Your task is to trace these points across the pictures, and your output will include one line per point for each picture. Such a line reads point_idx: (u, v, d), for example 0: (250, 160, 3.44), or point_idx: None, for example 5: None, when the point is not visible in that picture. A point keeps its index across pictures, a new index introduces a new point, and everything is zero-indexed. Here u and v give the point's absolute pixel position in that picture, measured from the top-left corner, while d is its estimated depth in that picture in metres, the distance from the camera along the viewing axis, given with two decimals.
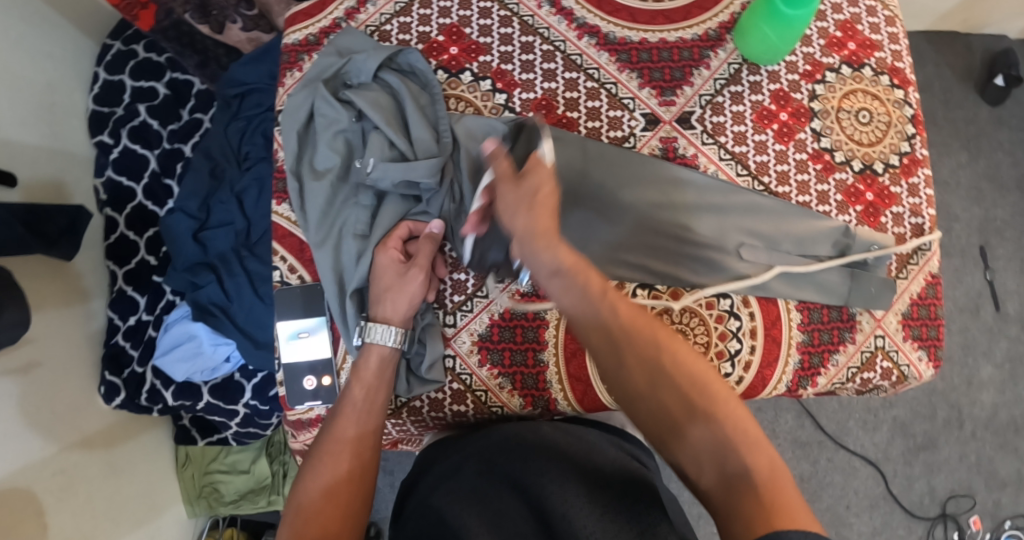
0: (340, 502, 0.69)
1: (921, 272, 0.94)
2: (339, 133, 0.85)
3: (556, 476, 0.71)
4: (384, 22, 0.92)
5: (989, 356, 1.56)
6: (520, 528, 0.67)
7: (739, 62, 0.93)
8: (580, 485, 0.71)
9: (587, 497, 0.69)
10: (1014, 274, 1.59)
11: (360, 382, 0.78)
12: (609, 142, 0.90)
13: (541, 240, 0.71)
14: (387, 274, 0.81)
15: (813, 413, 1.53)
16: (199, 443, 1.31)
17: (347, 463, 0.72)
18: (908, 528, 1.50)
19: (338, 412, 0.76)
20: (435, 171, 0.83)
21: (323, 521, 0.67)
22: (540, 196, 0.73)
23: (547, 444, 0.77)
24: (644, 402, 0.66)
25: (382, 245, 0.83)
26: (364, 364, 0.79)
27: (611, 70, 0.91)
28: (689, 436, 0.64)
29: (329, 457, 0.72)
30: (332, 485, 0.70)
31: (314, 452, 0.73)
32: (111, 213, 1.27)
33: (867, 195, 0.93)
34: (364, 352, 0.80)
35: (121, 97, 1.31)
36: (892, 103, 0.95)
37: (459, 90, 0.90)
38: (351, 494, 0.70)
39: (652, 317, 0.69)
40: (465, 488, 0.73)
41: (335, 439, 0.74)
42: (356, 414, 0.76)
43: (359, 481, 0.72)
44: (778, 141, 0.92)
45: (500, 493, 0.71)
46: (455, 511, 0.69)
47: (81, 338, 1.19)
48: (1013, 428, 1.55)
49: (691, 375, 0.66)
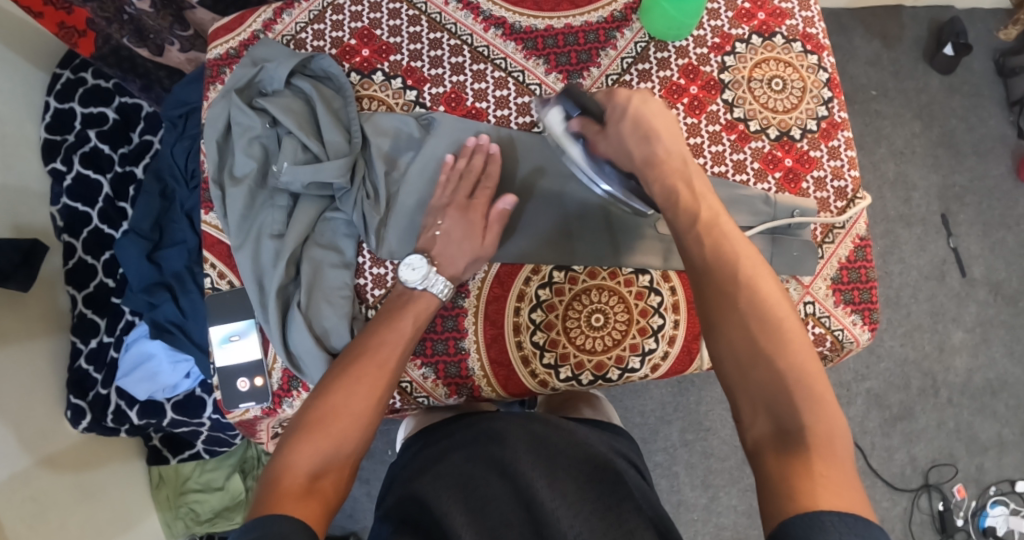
0: (356, 427, 0.72)
1: (848, 236, 0.96)
2: (255, 139, 0.87)
3: (544, 467, 0.74)
4: (299, 31, 0.94)
5: (959, 321, 1.58)
6: (505, 516, 0.70)
7: (646, 40, 0.93)
8: (564, 477, 0.74)
9: (573, 490, 0.72)
10: (977, 239, 1.63)
11: (413, 314, 0.80)
12: (518, 128, 0.90)
13: (652, 171, 0.80)
14: (465, 229, 0.83)
15: None
16: (172, 461, 1.35)
17: (378, 394, 0.74)
18: (892, 500, 1.50)
19: (388, 337, 0.78)
20: (344, 170, 0.84)
21: (337, 440, 0.70)
22: (654, 123, 0.81)
23: (536, 432, 0.79)
24: (728, 327, 0.69)
25: (468, 207, 0.84)
26: (408, 306, 0.80)
27: (518, 59, 0.91)
28: (754, 374, 0.67)
29: (364, 380, 0.74)
30: (357, 408, 0.72)
31: (351, 368, 0.75)
32: (68, 239, 1.30)
33: (786, 161, 0.94)
34: (415, 298, 0.81)
35: (72, 125, 1.35)
36: (805, 69, 0.97)
37: (371, 90, 0.91)
38: (368, 423, 0.73)
39: (756, 263, 0.72)
40: (454, 474, 0.74)
41: (376, 362, 0.76)
42: (394, 340, 0.78)
43: (375, 410, 0.74)
44: (690, 115, 0.93)
45: (487, 482, 0.73)
46: (439, 499, 0.71)
47: (44, 364, 1.21)
48: (989, 392, 1.57)
49: (766, 324, 0.68)
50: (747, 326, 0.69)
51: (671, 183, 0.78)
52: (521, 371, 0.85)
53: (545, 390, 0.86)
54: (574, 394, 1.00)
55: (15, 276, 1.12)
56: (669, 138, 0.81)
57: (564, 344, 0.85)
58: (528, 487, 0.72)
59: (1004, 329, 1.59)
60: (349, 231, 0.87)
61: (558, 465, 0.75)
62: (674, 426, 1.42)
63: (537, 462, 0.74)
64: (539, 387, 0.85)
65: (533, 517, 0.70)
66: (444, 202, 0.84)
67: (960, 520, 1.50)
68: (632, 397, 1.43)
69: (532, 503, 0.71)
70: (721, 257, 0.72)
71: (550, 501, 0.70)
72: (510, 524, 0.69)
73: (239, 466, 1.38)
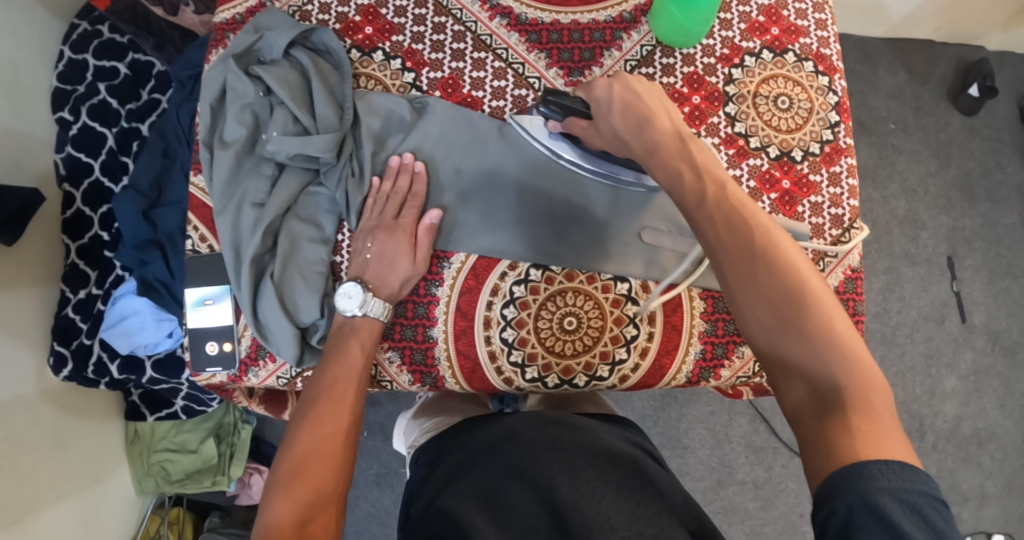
0: (331, 466, 0.71)
1: (839, 266, 0.93)
2: (247, 107, 0.87)
3: (562, 463, 0.73)
4: (305, 2, 0.92)
5: (953, 367, 1.55)
6: (529, 517, 0.69)
7: (652, 44, 0.92)
8: (587, 474, 0.72)
9: (595, 479, 0.71)
10: (981, 285, 1.60)
11: (359, 342, 0.80)
12: (511, 121, 0.89)
13: (655, 159, 0.73)
14: (400, 246, 0.82)
15: None
16: (149, 418, 1.34)
17: (343, 431, 0.74)
18: None
19: (338, 372, 0.78)
20: (331, 145, 0.83)
21: (315, 488, 0.69)
22: (646, 104, 0.75)
23: (553, 435, 0.78)
24: (749, 290, 0.64)
25: (393, 229, 0.83)
26: (352, 335, 0.80)
27: (520, 51, 0.90)
28: (784, 342, 0.62)
29: (325, 421, 0.74)
30: (327, 449, 0.72)
31: (308, 413, 0.75)
32: (68, 189, 1.29)
33: (783, 183, 0.92)
34: (354, 327, 0.81)
35: (83, 76, 1.31)
36: (814, 90, 0.94)
37: (370, 68, 0.90)
38: (340, 462, 0.72)
39: (762, 219, 0.67)
40: (473, 485, 0.73)
41: (332, 403, 0.76)
42: (349, 373, 0.78)
43: (345, 448, 0.74)
44: (689, 125, 0.91)
45: (508, 487, 0.72)
46: (465, 510, 0.69)
47: (33, 308, 1.20)
48: (976, 442, 1.54)
49: (789, 291, 0.63)
50: (765, 288, 0.63)
51: (674, 165, 0.71)
52: (487, 367, 0.84)
53: (509, 388, 0.85)
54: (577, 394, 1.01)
55: (7, 227, 1.11)
56: (662, 117, 0.75)
57: (534, 344, 0.84)
58: (550, 486, 0.70)
59: (998, 379, 1.56)
60: (331, 208, 0.87)
61: (577, 458, 0.74)
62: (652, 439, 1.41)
63: (555, 458, 0.74)
64: (503, 384, 0.85)
65: (556, 515, 0.68)
66: (372, 224, 0.84)
67: None
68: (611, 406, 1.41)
69: (555, 503, 0.69)
70: (739, 226, 0.66)
71: (571, 495, 0.69)
72: (534, 527, 0.68)
73: (214, 431, 1.38)
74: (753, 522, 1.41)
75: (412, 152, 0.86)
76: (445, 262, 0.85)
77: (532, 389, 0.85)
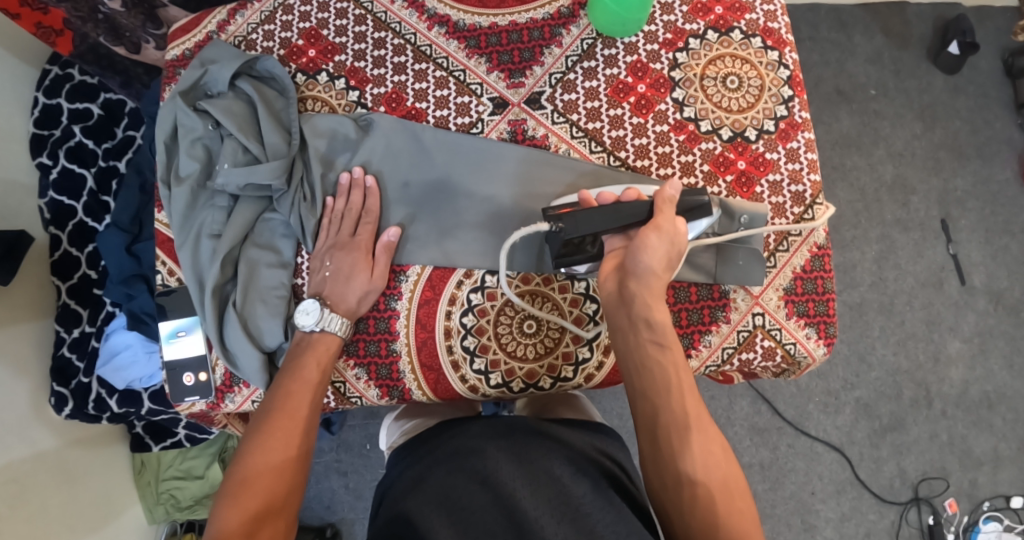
0: (280, 478, 0.73)
1: (805, 244, 0.91)
2: (197, 141, 0.88)
3: (525, 477, 0.72)
4: (250, 32, 0.94)
5: (956, 332, 1.53)
6: (487, 525, 0.68)
7: (593, 37, 0.92)
8: (548, 486, 0.72)
9: (555, 497, 0.70)
10: (979, 246, 1.56)
11: (314, 356, 0.81)
12: (456, 129, 0.90)
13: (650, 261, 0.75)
14: (354, 262, 0.83)
15: (770, 399, 1.48)
16: (154, 449, 1.35)
17: (295, 444, 0.75)
18: (880, 512, 1.46)
19: (291, 387, 0.79)
20: (280, 172, 0.84)
21: (264, 500, 0.71)
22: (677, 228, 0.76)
23: (518, 446, 0.77)
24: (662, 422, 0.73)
25: (352, 245, 0.84)
26: (309, 349, 0.81)
27: (460, 57, 0.91)
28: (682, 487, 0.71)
29: (278, 435, 0.75)
30: (278, 463, 0.74)
31: (262, 425, 0.76)
32: (55, 232, 1.29)
33: (738, 164, 0.91)
34: (313, 343, 0.82)
35: (58, 120, 1.33)
36: (764, 65, 0.93)
37: (315, 91, 0.91)
38: (291, 475, 0.74)
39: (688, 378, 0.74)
40: (438, 489, 0.73)
41: (285, 416, 0.77)
42: (307, 390, 0.79)
43: (301, 462, 0.75)
44: (636, 114, 0.90)
45: (468, 494, 0.72)
46: (426, 516, 0.69)
47: (30, 352, 1.22)
48: (986, 405, 1.51)
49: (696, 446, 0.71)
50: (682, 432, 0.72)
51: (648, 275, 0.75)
52: (451, 375, 0.85)
53: (475, 395, 0.86)
54: (553, 397, 0.99)
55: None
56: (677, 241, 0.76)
57: (495, 350, 0.85)
58: (510, 496, 0.70)
59: (1004, 340, 1.53)
60: (287, 232, 0.89)
61: (539, 470, 0.74)
62: None
63: (518, 472, 0.73)
64: (469, 392, 0.85)
65: (515, 524, 0.68)
66: (330, 243, 0.85)
67: (950, 534, 1.46)
68: (611, 399, 1.39)
69: (515, 513, 0.68)
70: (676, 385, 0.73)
71: (532, 508, 0.69)
72: (492, 535, 0.68)
73: (219, 455, 1.38)
74: None
75: (361, 166, 0.87)
76: (401, 275, 0.86)
77: (498, 395, 0.86)
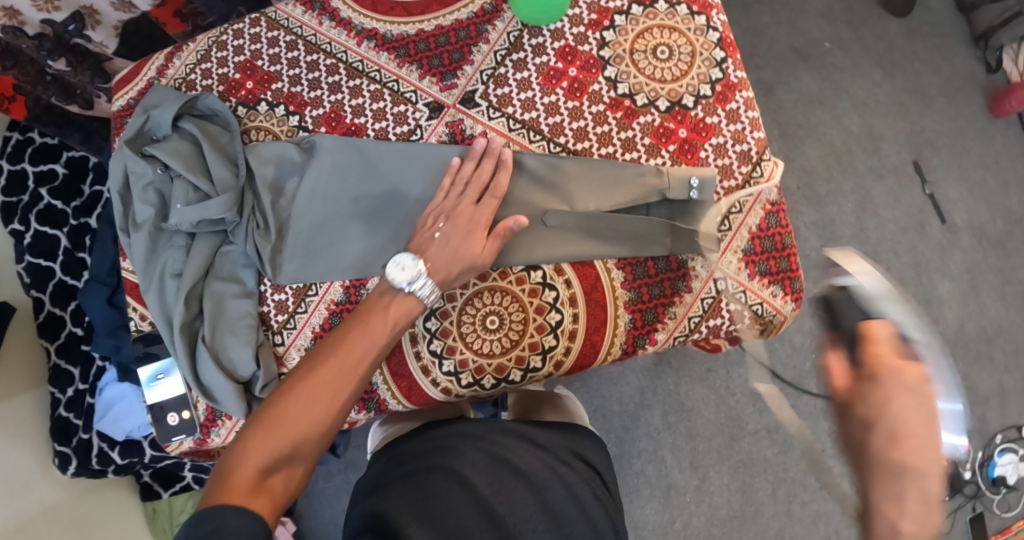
0: (315, 422, 0.72)
1: (758, 202, 0.91)
2: (149, 186, 0.89)
3: (500, 482, 0.74)
4: (189, 73, 0.95)
5: (944, 271, 1.52)
6: (464, 523, 0.69)
7: (519, 28, 0.92)
8: (519, 491, 0.74)
9: (532, 503, 0.73)
10: (955, 184, 1.56)
11: (387, 317, 0.79)
12: (396, 139, 0.91)
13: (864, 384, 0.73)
14: (459, 237, 0.82)
15: (767, 362, 1.39)
16: (164, 495, 1.33)
17: (342, 396, 0.74)
18: None
19: (358, 339, 0.78)
20: (231, 205, 0.86)
21: (294, 443, 0.70)
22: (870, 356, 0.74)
23: (494, 446, 0.79)
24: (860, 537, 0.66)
25: (454, 217, 0.83)
26: (387, 307, 0.80)
27: (391, 68, 0.92)
28: None
29: (327, 381, 0.74)
30: (317, 409, 0.73)
31: (313, 368, 0.75)
32: (37, 294, 1.29)
33: (679, 133, 0.91)
34: (402, 300, 0.81)
35: (25, 185, 1.33)
36: (692, 32, 0.93)
37: (258, 121, 0.93)
38: (330, 423, 0.73)
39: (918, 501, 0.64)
40: (414, 487, 0.73)
41: (340, 366, 0.76)
42: (369, 346, 0.78)
43: (341, 412, 0.74)
44: (570, 98, 0.91)
45: (444, 493, 0.72)
46: (401, 512, 0.69)
47: (27, 416, 1.23)
48: (984, 340, 1.50)
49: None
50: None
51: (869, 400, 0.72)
52: (422, 380, 0.87)
53: (447, 396, 0.88)
54: (540, 395, 1.01)
55: None
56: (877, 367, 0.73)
57: (462, 349, 0.86)
58: (486, 500, 0.72)
59: (992, 273, 1.53)
60: (248, 262, 0.90)
61: (512, 474, 0.76)
62: (655, 410, 1.38)
63: (492, 475, 0.75)
64: (441, 394, 0.87)
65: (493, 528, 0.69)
66: (447, 205, 0.85)
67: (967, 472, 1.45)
68: (608, 385, 1.39)
69: (494, 516, 0.70)
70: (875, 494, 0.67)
71: (510, 517, 0.71)
72: (468, 531, 0.68)
73: None
74: (775, 469, 1.37)
75: (307, 189, 0.88)
76: (362, 289, 0.90)
77: (471, 394, 0.88)
